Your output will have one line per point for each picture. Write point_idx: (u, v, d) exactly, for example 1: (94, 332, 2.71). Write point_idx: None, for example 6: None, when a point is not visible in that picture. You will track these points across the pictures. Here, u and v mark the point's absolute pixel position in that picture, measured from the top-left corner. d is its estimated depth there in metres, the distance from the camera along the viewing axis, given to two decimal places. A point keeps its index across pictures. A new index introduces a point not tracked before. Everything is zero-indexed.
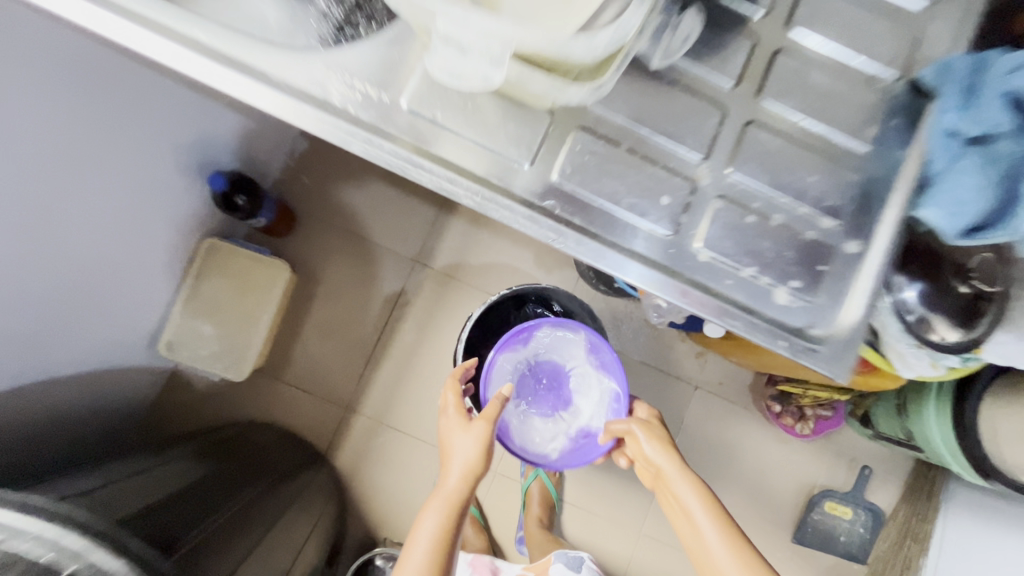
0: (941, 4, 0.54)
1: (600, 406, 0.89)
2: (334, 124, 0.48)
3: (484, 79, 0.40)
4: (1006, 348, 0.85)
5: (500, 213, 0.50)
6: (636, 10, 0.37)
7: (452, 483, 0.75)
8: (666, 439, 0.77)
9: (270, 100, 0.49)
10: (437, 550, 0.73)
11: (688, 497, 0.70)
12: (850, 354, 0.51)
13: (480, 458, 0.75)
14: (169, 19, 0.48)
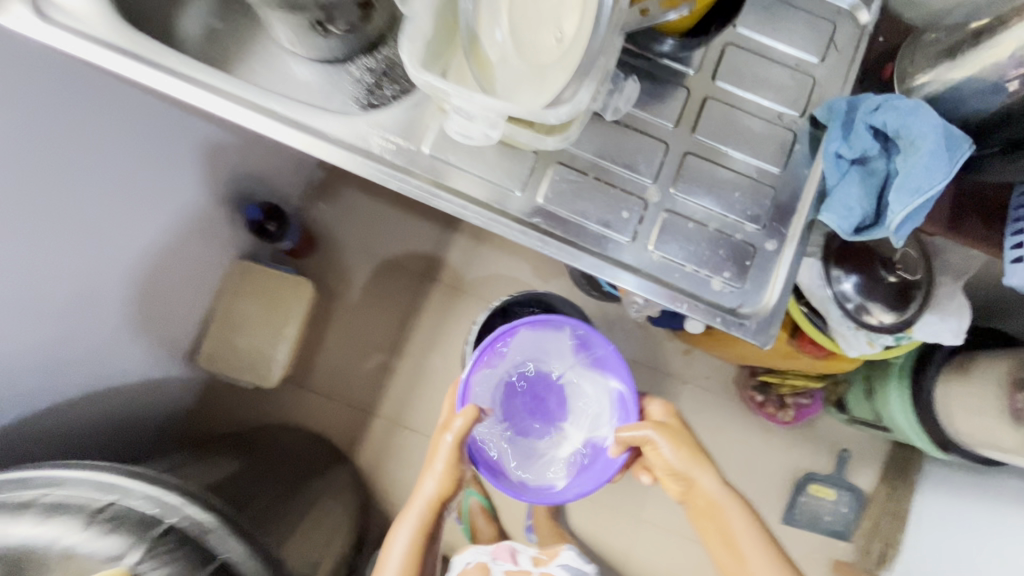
0: (828, 58, 0.71)
1: (602, 403, 0.94)
2: (374, 167, 0.64)
3: (486, 135, 0.56)
4: (932, 327, 1.00)
5: (500, 229, 0.66)
6: (587, 87, 0.54)
7: (422, 499, 0.86)
8: (699, 454, 0.83)
9: (326, 151, 0.65)
10: (409, 557, 0.85)
11: (735, 516, 0.80)
12: (773, 326, 0.67)
13: (447, 477, 0.84)
14: (252, 97, 0.65)
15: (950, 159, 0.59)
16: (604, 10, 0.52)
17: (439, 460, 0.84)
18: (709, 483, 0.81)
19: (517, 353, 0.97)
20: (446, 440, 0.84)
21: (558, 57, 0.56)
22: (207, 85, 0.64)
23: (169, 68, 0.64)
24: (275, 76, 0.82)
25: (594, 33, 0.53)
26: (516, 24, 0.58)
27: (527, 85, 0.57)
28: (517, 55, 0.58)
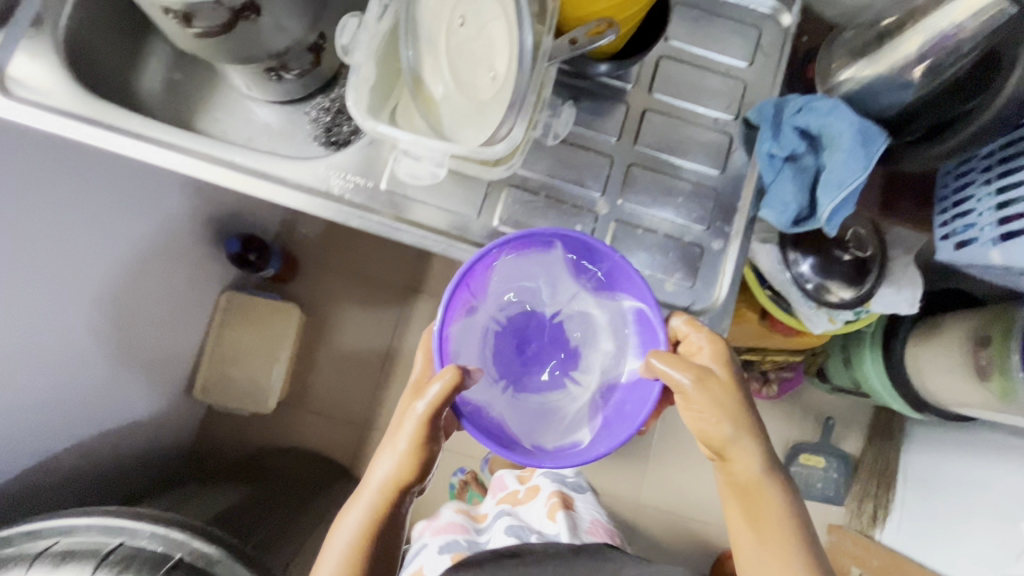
0: (755, 63, 0.76)
1: (621, 334, 0.72)
2: (338, 207, 0.68)
3: (433, 174, 0.63)
4: (888, 298, 1.05)
5: (461, 253, 0.69)
6: (520, 126, 0.58)
7: (379, 483, 0.68)
8: (743, 415, 0.64)
9: (288, 194, 0.68)
10: (350, 559, 0.66)
11: (773, 492, 0.64)
12: (724, 321, 0.72)
13: (410, 456, 0.67)
14: (212, 150, 0.67)
15: (865, 153, 0.64)
16: (524, 48, 0.55)
17: (403, 434, 0.66)
18: (746, 452, 0.64)
19: (502, 293, 0.73)
20: (417, 410, 0.65)
21: (491, 94, 0.59)
22: (168, 145, 0.67)
23: (129, 130, 0.67)
24: (237, 122, 0.85)
25: (518, 72, 0.56)
26: (452, 62, 0.61)
27: (469, 123, 0.62)
28: (457, 93, 0.62)
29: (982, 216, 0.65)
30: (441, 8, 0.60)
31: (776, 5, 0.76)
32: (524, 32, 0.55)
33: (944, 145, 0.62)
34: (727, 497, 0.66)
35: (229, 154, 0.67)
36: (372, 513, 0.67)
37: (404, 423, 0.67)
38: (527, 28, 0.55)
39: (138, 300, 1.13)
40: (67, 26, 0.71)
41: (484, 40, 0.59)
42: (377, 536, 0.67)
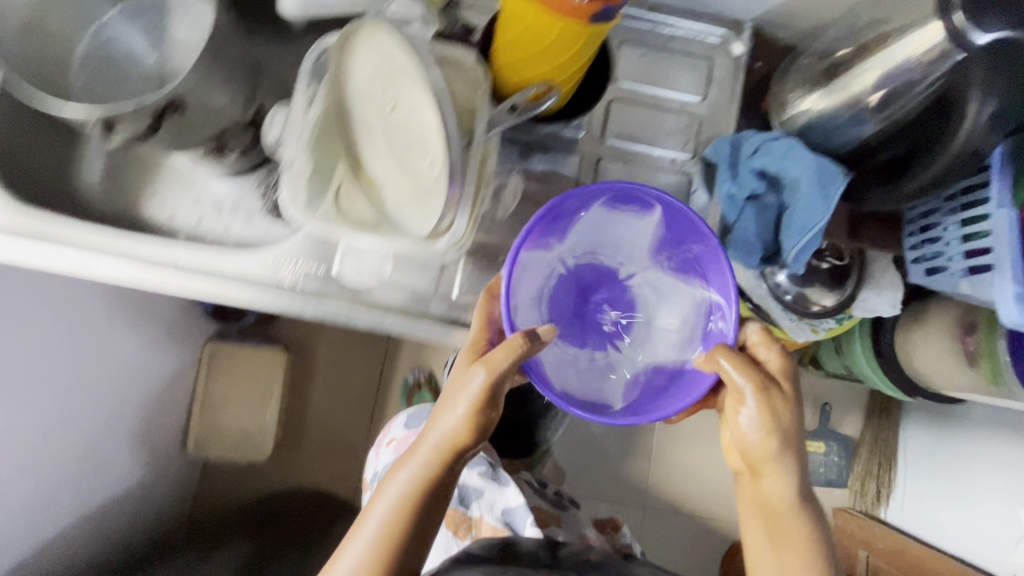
0: (710, 97, 0.73)
1: (687, 318, 0.70)
2: (290, 298, 0.66)
3: (375, 276, 0.67)
4: (868, 302, 1.04)
5: (424, 330, 0.68)
6: (462, 218, 0.58)
7: (429, 453, 0.62)
8: (792, 438, 0.63)
9: (238, 290, 0.65)
10: (388, 530, 0.61)
11: (799, 521, 0.63)
12: None
13: (463, 426, 0.60)
14: (154, 252, 0.65)
15: (825, 196, 0.62)
16: (448, 136, 0.53)
17: (461, 397, 0.60)
18: (783, 474, 0.62)
19: (579, 241, 0.72)
20: (479, 377, 0.59)
21: (428, 180, 0.56)
22: (108, 252, 0.65)
23: (66, 240, 0.65)
24: (184, 202, 0.82)
25: (447, 160, 0.53)
26: (388, 144, 0.59)
27: (412, 204, 0.59)
28: (395, 175, 0.60)
29: (949, 245, 0.63)
30: (368, 92, 0.58)
31: (726, 34, 0.73)
32: (445, 120, 0.53)
33: (906, 188, 0.58)
34: (749, 513, 0.66)
35: (171, 257, 0.65)
36: (418, 483, 0.62)
37: (460, 389, 0.60)
38: (449, 115, 0.53)
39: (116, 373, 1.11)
40: None
41: (413, 123, 0.55)
42: (419, 510, 0.62)
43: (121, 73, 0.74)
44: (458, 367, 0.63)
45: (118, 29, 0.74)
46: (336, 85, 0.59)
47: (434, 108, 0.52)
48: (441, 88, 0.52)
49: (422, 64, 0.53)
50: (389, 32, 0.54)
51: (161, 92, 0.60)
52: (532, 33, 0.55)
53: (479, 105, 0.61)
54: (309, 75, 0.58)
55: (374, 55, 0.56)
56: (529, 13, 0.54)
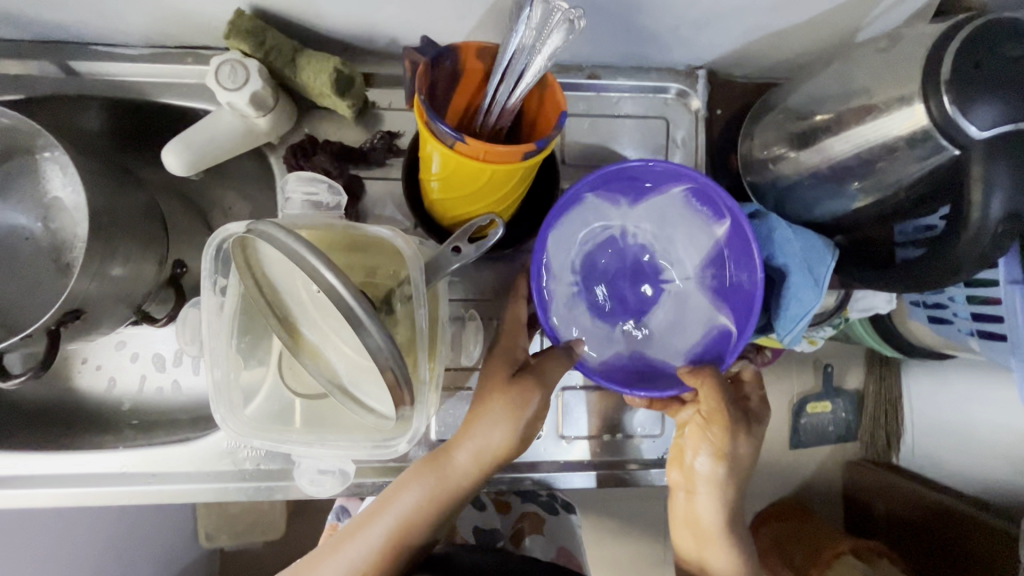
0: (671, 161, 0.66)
1: (693, 333, 0.61)
2: (255, 484, 0.60)
3: (341, 476, 0.56)
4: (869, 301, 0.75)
5: None
6: (421, 415, 0.50)
7: (462, 462, 0.54)
8: (741, 472, 0.57)
9: (195, 490, 0.60)
10: (404, 530, 0.53)
11: (723, 553, 0.56)
12: None
13: (505, 437, 0.53)
14: (100, 464, 0.60)
15: (815, 282, 0.55)
16: (379, 348, 0.40)
17: (511, 401, 0.52)
18: (719, 504, 0.56)
19: (645, 210, 0.61)
20: (532, 394, 0.53)
21: (373, 373, 0.46)
22: (58, 477, 0.60)
23: (11, 474, 0.60)
24: (122, 362, 0.75)
25: (385, 370, 0.41)
26: (319, 324, 0.50)
27: (364, 386, 0.50)
28: (338, 349, 0.50)
29: (954, 300, 0.60)
30: (277, 284, 0.50)
31: (679, 88, 0.65)
32: (361, 329, 0.40)
33: (887, 278, 0.51)
34: (679, 533, 0.59)
35: (117, 467, 0.60)
36: (442, 489, 0.54)
37: (504, 393, 0.53)
38: (370, 322, 0.40)
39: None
40: None
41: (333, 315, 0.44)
42: (442, 513, 0.54)
43: (11, 256, 0.65)
44: (499, 370, 0.55)
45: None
46: (241, 272, 0.51)
47: (350, 314, 0.40)
48: (354, 304, 0.40)
49: (316, 270, 0.40)
50: (265, 232, 0.43)
51: (56, 307, 0.53)
52: (459, 176, 0.48)
53: (411, 254, 0.51)
54: (214, 270, 0.51)
55: (264, 252, 0.47)
56: (448, 159, 0.47)
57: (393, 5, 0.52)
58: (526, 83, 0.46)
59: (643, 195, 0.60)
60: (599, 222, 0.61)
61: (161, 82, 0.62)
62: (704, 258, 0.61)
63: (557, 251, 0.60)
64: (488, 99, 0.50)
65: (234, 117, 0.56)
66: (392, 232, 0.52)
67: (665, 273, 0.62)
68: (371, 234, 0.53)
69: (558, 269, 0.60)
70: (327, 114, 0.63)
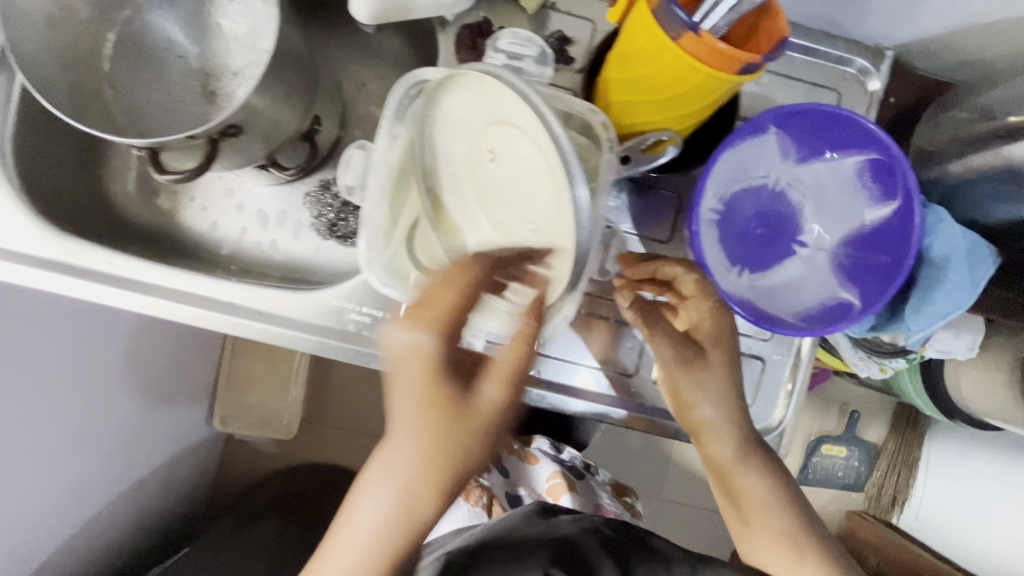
0: None
1: (809, 299, 0.59)
2: (355, 348, 0.60)
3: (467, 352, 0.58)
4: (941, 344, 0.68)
5: None
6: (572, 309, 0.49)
7: (405, 488, 0.47)
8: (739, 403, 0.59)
9: (296, 336, 0.60)
10: (383, 544, 0.48)
11: (752, 480, 0.60)
12: (777, 445, 0.65)
13: (452, 446, 0.46)
14: (211, 290, 0.60)
15: (973, 283, 0.54)
16: (578, 206, 0.43)
17: (447, 419, 0.45)
18: (732, 441, 0.59)
19: (806, 174, 0.60)
20: (479, 406, 0.46)
21: (531, 251, 0.47)
22: (159, 289, 0.60)
23: (118, 279, 0.60)
24: (227, 210, 0.74)
25: (568, 233, 0.44)
26: (478, 207, 0.50)
27: (502, 276, 0.49)
28: (496, 224, 0.49)
29: None
30: (458, 147, 0.49)
31: (864, 66, 0.63)
32: (572, 186, 0.43)
33: None
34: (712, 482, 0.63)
35: (228, 298, 0.60)
36: (397, 514, 0.48)
37: (437, 413, 0.46)
38: (579, 180, 0.43)
39: (162, 356, 0.99)
40: (18, 133, 0.60)
41: (515, 186, 0.46)
42: (403, 533, 0.48)
43: (159, 70, 0.63)
44: (422, 390, 0.46)
45: (153, 18, 0.63)
46: (424, 122, 0.50)
47: (557, 168, 0.43)
48: (569, 156, 0.42)
49: (543, 116, 0.42)
50: (502, 80, 0.44)
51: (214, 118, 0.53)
52: (663, 76, 0.47)
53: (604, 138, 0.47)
54: (395, 118, 0.52)
55: (480, 98, 0.46)
56: (664, 56, 0.45)
57: None
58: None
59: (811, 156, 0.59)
60: (759, 167, 0.60)
61: None
62: (845, 238, 0.59)
63: (720, 174, 0.57)
64: (677, 18, 0.43)
65: None
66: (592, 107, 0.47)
67: (800, 239, 0.61)
68: (572, 110, 0.47)
69: (712, 190, 0.57)
70: (506, 5, 0.61)
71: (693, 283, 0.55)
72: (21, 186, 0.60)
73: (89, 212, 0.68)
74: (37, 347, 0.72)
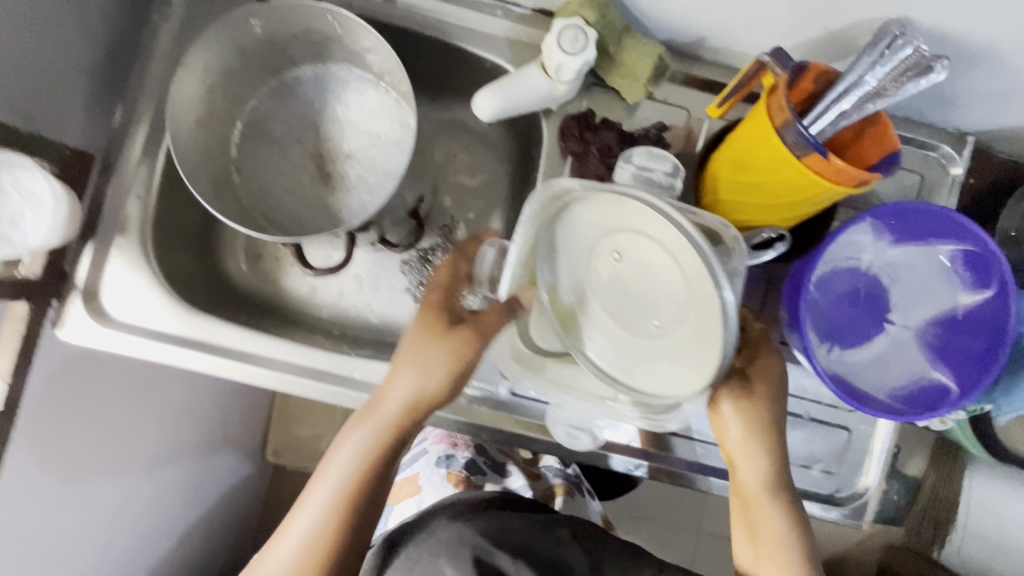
0: None
1: (902, 377, 0.62)
2: (467, 420, 0.68)
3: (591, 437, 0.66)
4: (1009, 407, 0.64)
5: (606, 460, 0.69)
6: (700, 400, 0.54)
7: (394, 405, 0.58)
8: (777, 441, 0.57)
9: None
10: (352, 487, 0.58)
11: (772, 513, 0.57)
12: (865, 511, 0.67)
13: (428, 391, 0.57)
14: (340, 366, 0.65)
15: None
16: (727, 306, 0.48)
17: (435, 351, 0.57)
18: (762, 470, 0.57)
19: (897, 255, 0.62)
20: (468, 344, 0.57)
21: (662, 347, 0.51)
22: (298, 369, 0.65)
23: (251, 354, 0.64)
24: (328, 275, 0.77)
25: (716, 332, 0.48)
26: (602, 308, 0.53)
27: (631, 372, 0.52)
28: (627, 321, 0.52)
29: None
30: (583, 251, 0.53)
31: (947, 150, 0.66)
32: (719, 287, 0.48)
33: None
34: (732, 509, 0.61)
35: (355, 373, 0.65)
36: (379, 438, 0.58)
37: (437, 342, 0.57)
38: (724, 283, 0.48)
39: (223, 397, 1.00)
40: (157, 215, 0.64)
41: (646, 288, 0.51)
42: (385, 455, 0.59)
43: (280, 154, 0.68)
44: (426, 333, 0.57)
45: (275, 104, 0.68)
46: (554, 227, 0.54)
47: (702, 272, 0.49)
48: (716, 263, 0.48)
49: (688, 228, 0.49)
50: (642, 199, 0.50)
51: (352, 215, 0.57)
52: (785, 186, 0.51)
53: (734, 247, 0.51)
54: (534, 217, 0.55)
55: (615, 212, 0.51)
56: (785, 168, 0.49)
57: (727, 8, 0.55)
58: (868, 111, 0.51)
59: (905, 240, 0.61)
60: (854, 249, 0.62)
61: (461, 26, 0.65)
62: (934, 318, 0.62)
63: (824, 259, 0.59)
64: (803, 143, 0.47)
65: (545, 77, 0.59)
66: (726, 222, 0.52)
67: (889, 316, 0.63)
68: (706, 223, 0.52)
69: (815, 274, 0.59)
70: (610, 94, 0.65)
71: (757, 330, 0.59)
72: (163, 273, 0.64)
73: (208, 285, 0.70)
74: (118, 401, 0.76)
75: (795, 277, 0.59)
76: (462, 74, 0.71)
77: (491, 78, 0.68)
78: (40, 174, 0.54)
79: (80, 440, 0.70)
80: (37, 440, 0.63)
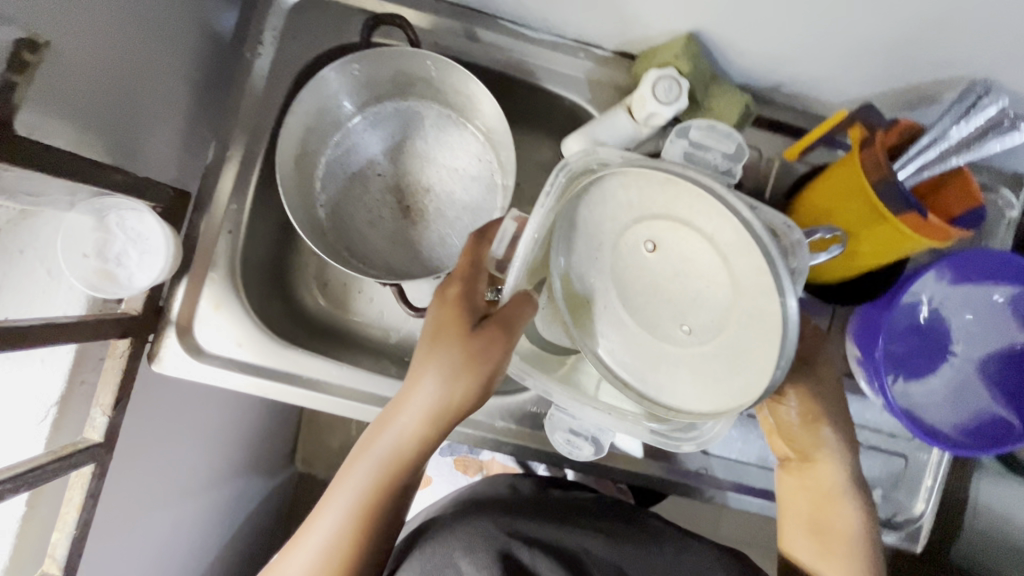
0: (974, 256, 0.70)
1: (963, 413, 0.64)
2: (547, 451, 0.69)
3: (594, 447, 0.65)
4: None
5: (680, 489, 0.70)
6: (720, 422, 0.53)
7: (414, 419, 0.54)
8: (847, 434, 0.60)
9: (492, 436, 0.69)
10: (366, 501, 0.54)
11: (847, 509, 0.59)
12: (921, 536, 0.70)
13: (454, 399, 0.53)
14: None
15: None
16: (787, 317, 0.42)
17: (466, 349, 0.53)
18: (839, 465, 0.59)
19: (958, 298, 0.66)
20: (494, 343, 0.53)
21: (686, 355, 0.48)
22: (373, 399, 0.66)
23: (334, 387, 0.65)
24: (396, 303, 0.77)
25: (765, 343, 0.43)
26: (624, 305, 0.49)
27: (646, 376, 0.51)
28: (662, 324, 0.48)
29: None
30: (609, 237, 0.49)
31: (1003, 194, 0.69)
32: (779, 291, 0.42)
33: None
34: (793, 508, 0.61)
35: None
36: (394, 453, 0.54)
37: (464, 341, 0.53)
38: (788, 288, 0.42)
39: (270, 414, 1.01)
40: (244, 249, 0.65)
41: (684, 286, 0.46)
42: (402, 470, 0.54)
43: (360, 187, 0.69)
44: (453, 328, 0.54)
45: (356, 138, 0.69)
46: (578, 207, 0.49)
47: (759, 276, 0.43)
48: (778, 263, 0.42)
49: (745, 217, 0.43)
50: (694, 185, 0.45)
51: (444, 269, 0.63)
52: (878, 240, 0.53)
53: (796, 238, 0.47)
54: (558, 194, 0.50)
55: (659, 195, 0.46)
56: (881, 225, 0.51)
57: (812, 61, 0.57)
58: (952, 164, 0.54)
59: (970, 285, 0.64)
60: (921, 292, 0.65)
61: (542, 65, 0.67)
62: (993, 356, 0.65)
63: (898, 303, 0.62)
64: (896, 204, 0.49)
65: (632, 122, 0.62)
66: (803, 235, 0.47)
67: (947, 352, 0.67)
68: (769, 220, 0.48)
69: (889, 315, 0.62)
70: None
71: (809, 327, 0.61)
72: (247, 304, 0.65)
73: (284, 314, 0.72)
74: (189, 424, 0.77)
75: (868, 320, 0.62)
76: (536, 109, 0.72)
77: (567, 114, 0.70)
78: (149, 215, 0.56)
79: (156, 465, 0.71)
80: (123, 467, 0.64)
